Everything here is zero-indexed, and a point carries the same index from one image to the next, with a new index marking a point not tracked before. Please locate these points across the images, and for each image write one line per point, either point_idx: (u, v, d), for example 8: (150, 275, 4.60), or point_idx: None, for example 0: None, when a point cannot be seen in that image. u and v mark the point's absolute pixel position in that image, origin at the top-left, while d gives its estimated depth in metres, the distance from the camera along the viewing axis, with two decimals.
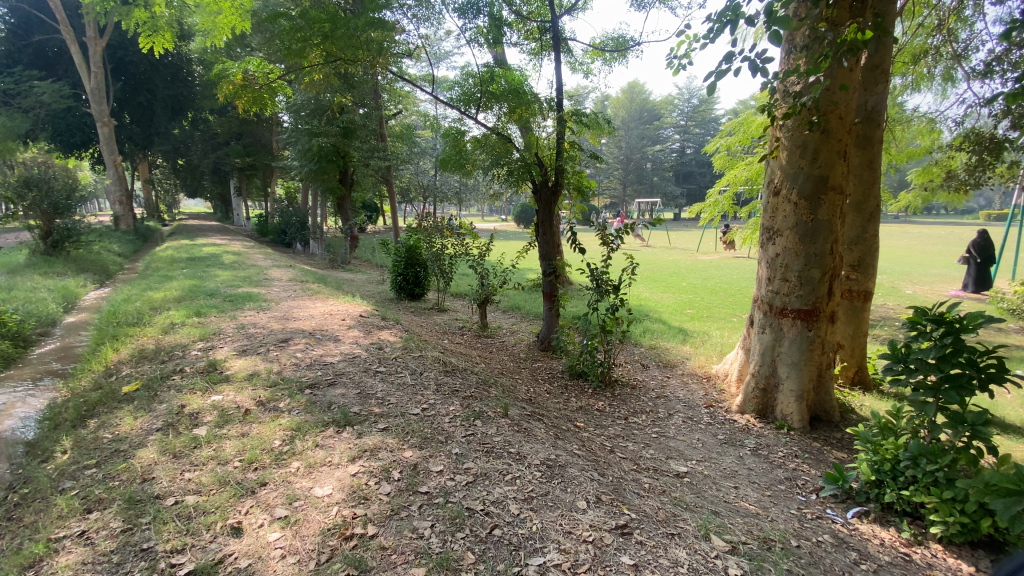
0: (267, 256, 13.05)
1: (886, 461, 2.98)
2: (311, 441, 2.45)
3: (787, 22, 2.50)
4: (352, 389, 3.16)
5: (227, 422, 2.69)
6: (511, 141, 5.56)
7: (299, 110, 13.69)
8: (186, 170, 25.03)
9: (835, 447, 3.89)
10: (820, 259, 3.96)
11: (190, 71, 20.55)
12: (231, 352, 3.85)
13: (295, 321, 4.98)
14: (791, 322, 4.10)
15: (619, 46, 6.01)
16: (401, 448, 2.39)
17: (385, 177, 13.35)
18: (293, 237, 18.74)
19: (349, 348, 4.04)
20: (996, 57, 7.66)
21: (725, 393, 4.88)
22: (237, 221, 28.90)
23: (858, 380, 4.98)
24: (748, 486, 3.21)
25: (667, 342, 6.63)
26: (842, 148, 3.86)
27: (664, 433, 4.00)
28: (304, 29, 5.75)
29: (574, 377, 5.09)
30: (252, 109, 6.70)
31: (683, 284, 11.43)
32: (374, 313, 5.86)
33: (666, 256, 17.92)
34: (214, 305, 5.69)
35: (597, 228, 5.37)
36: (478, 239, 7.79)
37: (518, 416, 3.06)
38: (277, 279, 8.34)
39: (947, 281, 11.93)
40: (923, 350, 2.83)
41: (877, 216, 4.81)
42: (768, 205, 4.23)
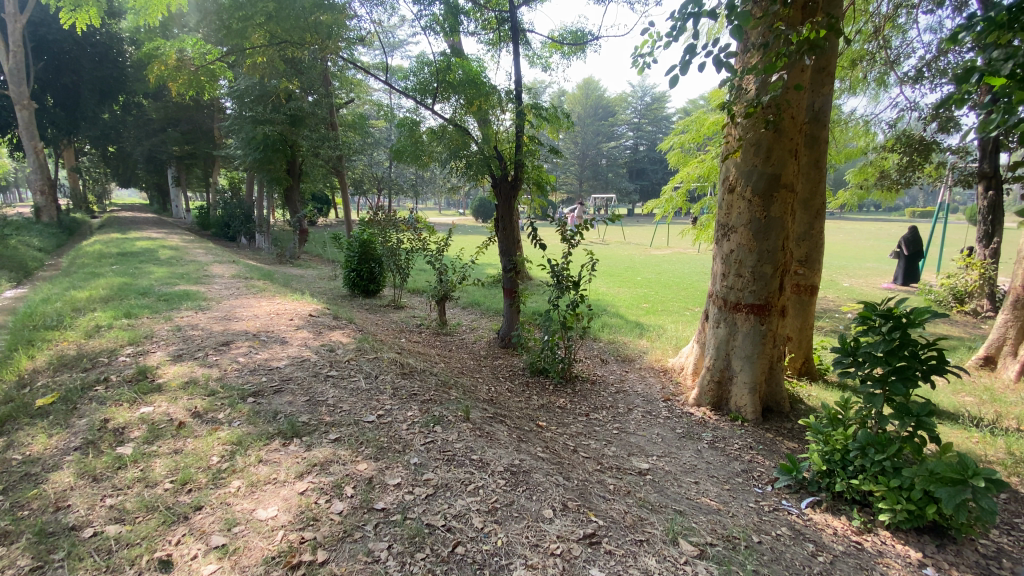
0: (209, 250, 12.30)
1: (837, 451, 3.07)
2: (253, 456, 2.25)
3: (747, 19, 2.53)
4: (301, 396, 2.96)
5: (157, 437, 2.44)
6: (469, 133, 5.41)
7: (242, 96, 12.92)
8: (118, 158, 23.25)
9: (786, 437, 4.01)
10: (772, 255, 4.05)
11: (121, 51, 19.02)
12: (165, 358, 3.52)
13: (238, 322, 4.65)
14: (744, 316, 4.19)
15: (577, 40, 5.96)
16: (355, 460, 2.24)
17: (337, 168, 12.85)
18: (238, 231, 17.76)
19: (297, 351, 3.80)
20: (924, 64, 8.18)
21: (682, 386, 4.95)
22: (176, 213, 27.15)
23: (805, 370, 5.19)
24: (708, 481, 3.24)
25: (625, 337, 6.69)
26: (794, 147, 3.95)
27: (625, 429, 3.99)
28: (246, 8, 5.35)
29: (535, 374, 5.03)
30: (188, 92, 6.21)
31: (639, 278, 11.64)
32: (325, 312, 5.58)
33: (621, 250, 18.23)
34: (147, 305, 5.24)
35: (556, 223, 5.30)
36: (435, 234, 7.59)
37: (480, 419, 2.95)
38: (219, 276, 7.82)
39: (878, 275, 12.73)
40: (871, 344, 2.93)
41: (823, 213, 4.98)
42: (724, 202, 4.30)
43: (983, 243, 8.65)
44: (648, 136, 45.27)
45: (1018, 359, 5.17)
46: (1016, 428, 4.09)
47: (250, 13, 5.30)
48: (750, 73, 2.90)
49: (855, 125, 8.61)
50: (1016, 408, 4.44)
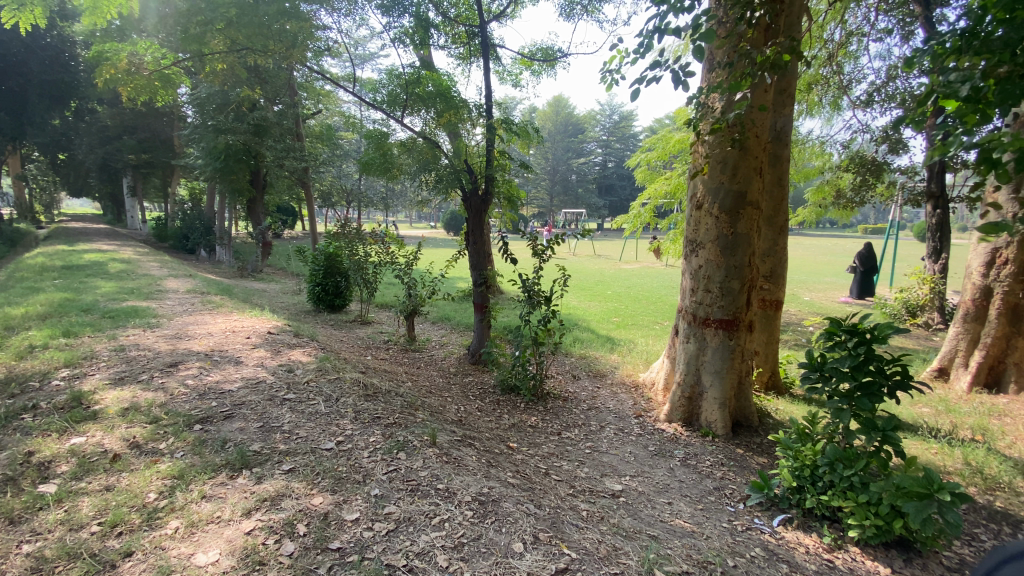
0: (164, 263, 11.74)
1: (806, 466, 3.07)
2: (196, 492, 2.06)
3: (709, 39, 2.55)
4: (254, 421, 2.76)
5: (87, 472, 2.20)
6: (439, 146, 5.34)
7: (204, 105, 12.51)
8: (68, 166, 22.12)
9: (756, 453, 4.01)
10: (739, 271, 4.09)
11: (74, 56, 18.20)
12: (104, 382, 3.23)
13: (190, 341, 4.36)
14: (713, 332, 4.20)
15: (548, 57, 5.99)
16: (310, 493, 2.07)
17: (302, 179, 12.54)
18: (197, 243, 17.04)
19: (252, 372, 3.58)
20: (874, 89, 8.61)
21: (653, 402, 4.93)
22: (131, 224, 25.96)
23: (772, 385, 5.25)
24: (682, 501, 3.17)
25: (596, 351, 6.67)
26: (758, 165, 4.01)
27: (597, 448, 3.91)
28: (205, 12, 5.14)
29: (506, 392, 4.92)
30: (141, 98, 5.91)
31: (609, 292, 11.72)
32: (286, 329, 5.32)
33: (591, 264, 18.41)
34: (89, 323, 4.87)
35: (527, 238, 5.25)
36: (404, 248, 7.43)
37: (447, 443, 2.81)
38: (174, 291, 7.42)
39: (836, 289, 13.19)
40: (838, 360, 2.96)
41: (786, 229, 5.08)
42: (692, 218, 4.34)
43: (932, 259, 9.05)
44: (616, 153, 46.26)
45: (969, 371, 5.39)
46: (971, 438, 4.22)
47: (210, 17, 5.09)
48: (716, 91, 2.93)
49: (812, 146, 8.96)
50: (970, 419, 4.60)
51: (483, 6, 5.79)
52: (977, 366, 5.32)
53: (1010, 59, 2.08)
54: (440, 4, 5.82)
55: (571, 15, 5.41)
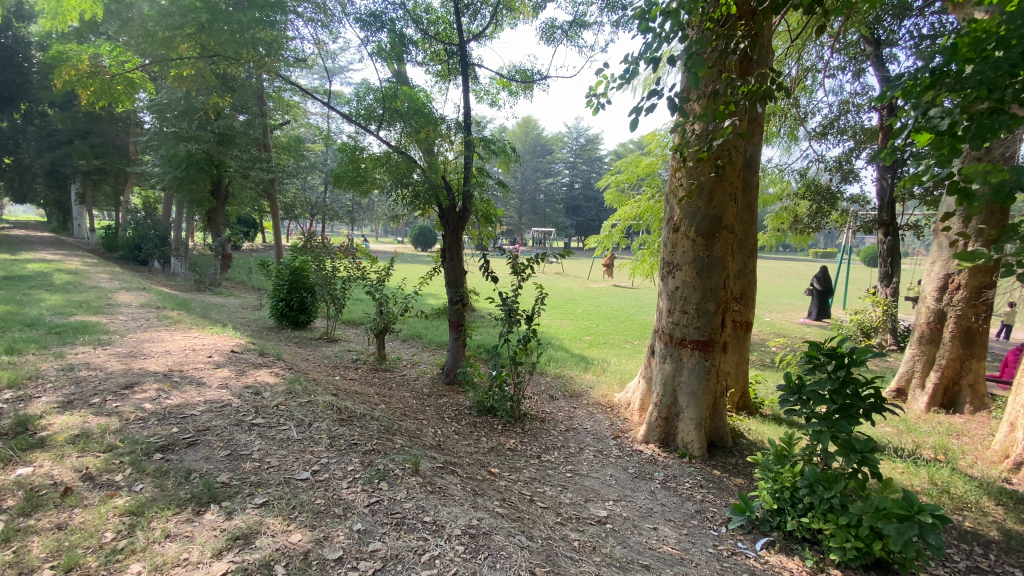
0: (114, 275, 11.08)
1: (786, 488, 3.09)
2: (159, 530, 1.87)
3: (703, 68, 2.60)
4: (221, 449, 2.56)
5: (36, 508, 1.96)
6: (413, 161, 5.23)
7: (164, 111, 12.03)
8: (12, 170, 20.78)
9: (732, 474, 4.04)
10: (714, 293, 4.16)
11: (27, 58, 17.22)
12: (51, 405, 2.94)
13: (147, 360, 4.05)
14: (689, 352, 4.23)
15: (526, 79, 6.05)
16: (286, 530, 1.92)
17: (268, 190, 12.19)
18: (149, 254, 16.18)
19: (216, 394, 3.34)
20: (828, 122, 9.11)
21: (629, 422, 4.90)
22: (76, 232, 24.51)
23: (743, 405, 5.34)
24: (667, 526, 3.13)
25: (570, 371, 6.64)
26: (733, 191, 4.11)
27: (578, 471, 3.84)
28: (176, 16, 5.00)
29: (482, 414, 4.79)
30: (100, 101, 5.61)
31: (579, 311, 11.79)
32: (251, 347, 5.05)
33: (560, 283, 18.52)
34: (33, 340, 4.47)
35: (506, 256, 5.21)
36: (376, 263, 7.24)
37: (430, 471, 2.68)
38: (126, 305, 6.96)
39: (794, 311, 13.71)
40: (817, 383, 3.02)
41: (755, 253, 5.22)
42: (669, 240, 4.40)
43: (884, 283, 9.52)
44: (583, 174, 47.18)
45: (925, 392, 5.66)
46: (933, 458, 4.39)
47: (180, 21, 4.96)
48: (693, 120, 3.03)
49: (770, 175, 9.04)
50: (931, 438, 4.80)
51: (464, 25, 5.82)
52: (933, 387, 5.58)
53: (988, 95, 2.20)
54: (419, 22, 5.82)
55: (550, 39, 5.49)
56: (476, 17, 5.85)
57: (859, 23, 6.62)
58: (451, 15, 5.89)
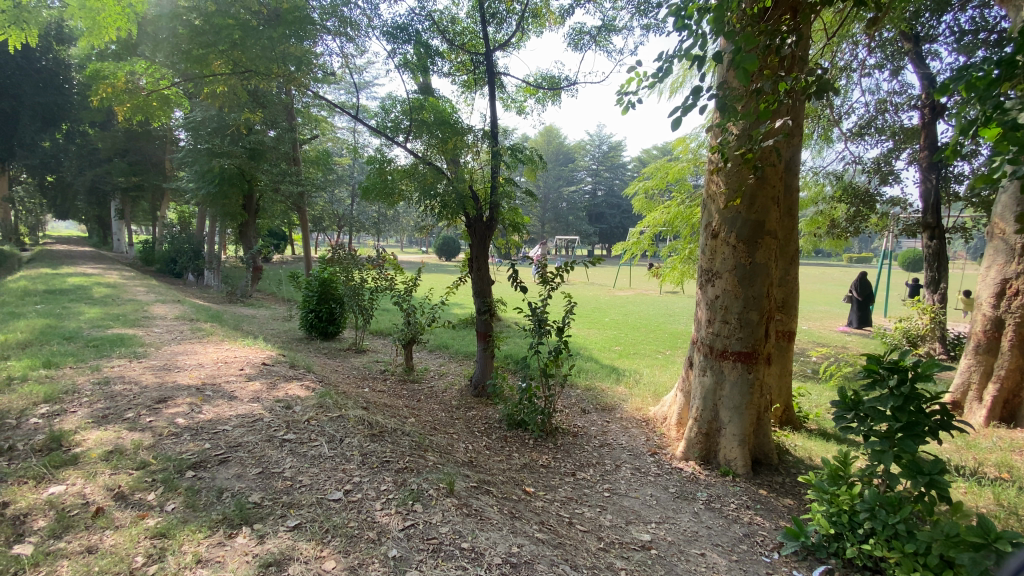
0: (151, 288, 11.40)
1: (844, 512, 2.86)
2: (190, 555, 1.79)
3: (753, 63, 2.43)
4: (252, 467, 2.50)
5: (66, 530, 1.92)
6: (440, 171, 5.19)
7: (198, 128, 12.42)
8: (56, 188, 21.72)
9: (780, 493, 3.80)
10: (757, 302, 3.96)
11: (69, 79, 18.03)
12: (86, 421, 2.94)
13: (180, 373, 4.07)
14: (731, 365, 4.02)
15: (553, 85, 5.96)
16: (320, 556, 1.84)
17: (298, 204, 12.44)
18: (184, 266, 16.66)
19: (248, 408, 3.32)
20: (865, 123, 8.73)
21: (666, 437, 4.69)
22: (116, 246, 25.47)
23: (787, 420, 5.07)
24: (715, 552, 2.94)
25: (602, 382, 6.46)
26: (776, 195, 3.93)
27: (616, 490, 3.67)
28: (208, 34, 5.08)
29: (513, 428, 4.65)
30: (137, 118, 5.77)
31: (606, 320, 11.57)
32: (281, 359, 5.05)
33: (587, 291, 18.32)
34: (71, 353, 4.55)
35: (535, 265, 5.09)
36: (404, 273, 7.21)
37: (465, 491, 2.57)
38: (161, 317, 7.11)
39: (832, 318, 13.17)
40: (878, 399, 2.80)
41: (797, 259, 4.97)
42: (707, 247, 4.22)
43: (930, 289, 8.99)
44: (606, 181, 46.88)
45: (983, 406, 5.26)
46: (999, 477, 4.06)
47: (212, 39, 5.03)
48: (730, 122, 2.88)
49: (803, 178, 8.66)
50: (994, 455, 4.45)
51: (489, 34, 5.80)
52: (992, 400, 5.19)
53: None
54: (445, 32, 5.82)
55: (578, 45, 5.40)
56: (502, 25, 5.82)
57: (897, 18, 6.32)
58: (476, 24, 5.85)
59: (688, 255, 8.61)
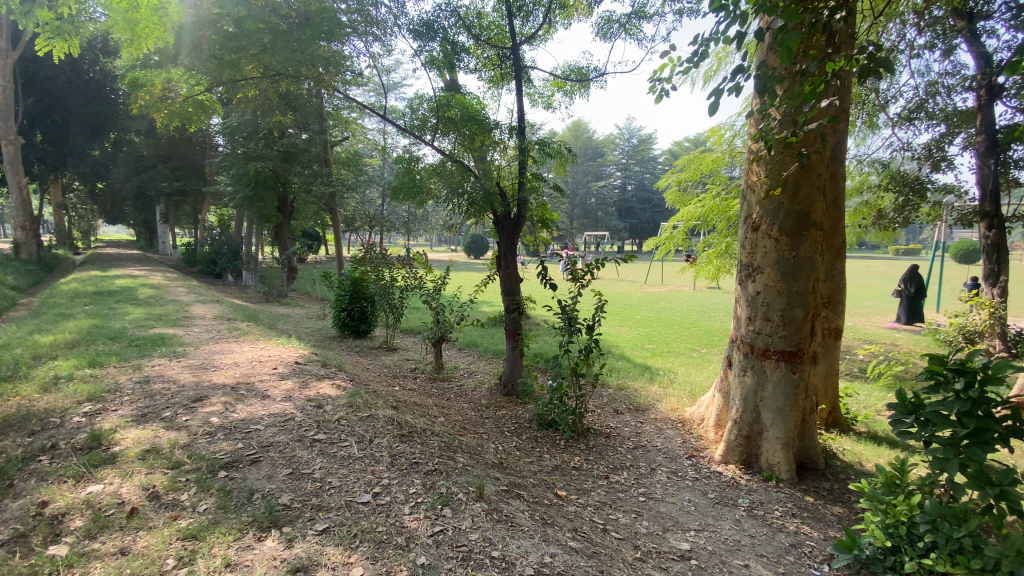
0: (192, 289, 11.82)
1: (901, 523, 2.64)
2: (219, 559, 1.78)
3: (800, 40, 2.24)
4: (282, 467, 2.50)
5: (102, 530, 1.94)
6: (468, 169, 5.14)
7: (234, 132, 12.78)
8: (107, 195, 22.84)
9: (828, 501, 3.59)
10: (802, 298, 3.74)
11: (115, 89, 18.86)
12: (126, 420, 3.02)
13: (216, 372, 4.15)
14: (774, 364, 3.82)
15: (582, 77, 5.80)
16: (347, 563, 1.80)
17: (329, 204, 12.65)
18: (224, 267, 17.25)
19: (280, 407, 3.34)
20: (914, 107, 8.20)
21: (704, 439, 4.51)
22: (162, 249, 26.63)
23: (833, 422, 4.81)
24: (759, 563, 2.77)
25: (634, 382, 6.28)
26: (822, 184, 3.70)
27: (652, 495, 3.53)
28: (239, 39, 5.15)
29: (543, 428, 4.57)
30: (175, 124, 5.96)
31: (638, 317, 11.32)
32: (314, 358, 5.11)
33: (618, 287, 18.05)
34: (115, 352, 4.72)
35: (565, 262, 4.96)
36: (432, 272, 7.21)
37: (495, 496, 2.49)
38: (201, 317, 7.34)
39: (880, 314, 12.50)
40: (941, 403, 2.57)
41: (843, 252, 4.70)
42: (747, 241, 4.01)
43: (989, 283, 8.34)
44: (636, 175, 46.19)
45: None
46: None
47: (243, 43, 5.10)
48: (771, 106, 2.69)
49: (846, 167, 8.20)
50: None
51: (516, 27, 5.69)
52: None
53: None
54: (471, 28, 5.74)
55: (607, 34, 5.23)
56: (529, 18, 5.70)
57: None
58: (503, 18, 5.75)
59: (724, 250, 8.31)
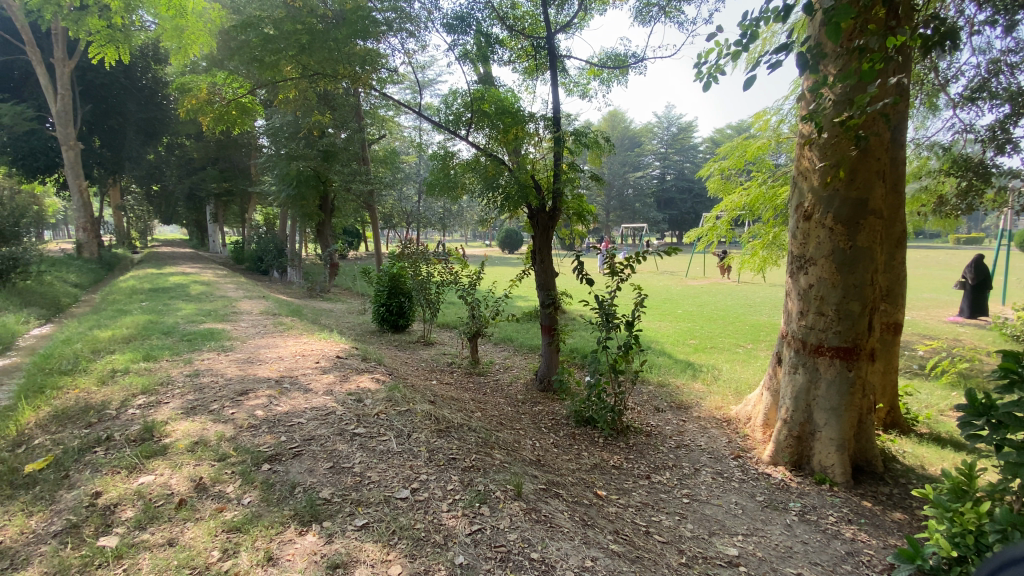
0: (240, 285, 12.31)
1: (969, 531, 2.32)
2: (262, 552, 1.81)
3: (851, 15, 2.01)
4: (323, 461, 2.53)
5: (151, 521, 2.01)
6: (502, 163, 5.07)
7: (277, 133, 13.18)
8: (161, 197, 24.07)
9: (887, 507, 3.36)
10: (860, 290, 3.50)
11: (166, 95, 19.82)
12: (177, 412, 3.14)
13: (261, 366, 4.28)
14: (828, 362, 3.60)
15: (620, 64, 5.62)
16: (386, 560, 1.79)
17: (368, 201, 12.88)
18: (269, 264, 17.91)
19: (321, 401, 3.40)
20: None
21: (751, 439, 4.32)
22: (212, 248, 27.88)
23: (892, 423, 4.51)
24: (814, 572, 2.61)
25: (676, 379, 6.10)
26: (882, 168, 3.45)
27: (695, 496, 3.40)
28: (278, 40, 5.24)
29: (581, 425, 4.49)
30: (220, 128, 6.14)
31: (679, 311, 11.01)
32: (353, 352, 5.20)
33: (657, 280, 17.68)
34: (168, 347, 4.94)
35: (603, 256, 4.82)
36: (468, 267, 7.21)
37: (534, 495, 2.44)
38: (248, 313, 7.60)
39: (943, 308, 11.68)
40: (1014, 401, 2.22)
41: (904, 241, 4.38)
42: (799, 231, 3.79)
43: None
44: (675, 165, 45.02)
45: None
46: None
47: (282, 45, 5.19)
48: (822, 86, 2.45)
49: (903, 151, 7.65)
50: None
51: (551, 16, 5.56)
52: None
53: None
54: (505, 18, 5.65)
55: (646, 19, 5.05)
56: (564, 6, 5.56)
57: None
58: (537, 8, 5.65)
59: (770, 241, 7.94)
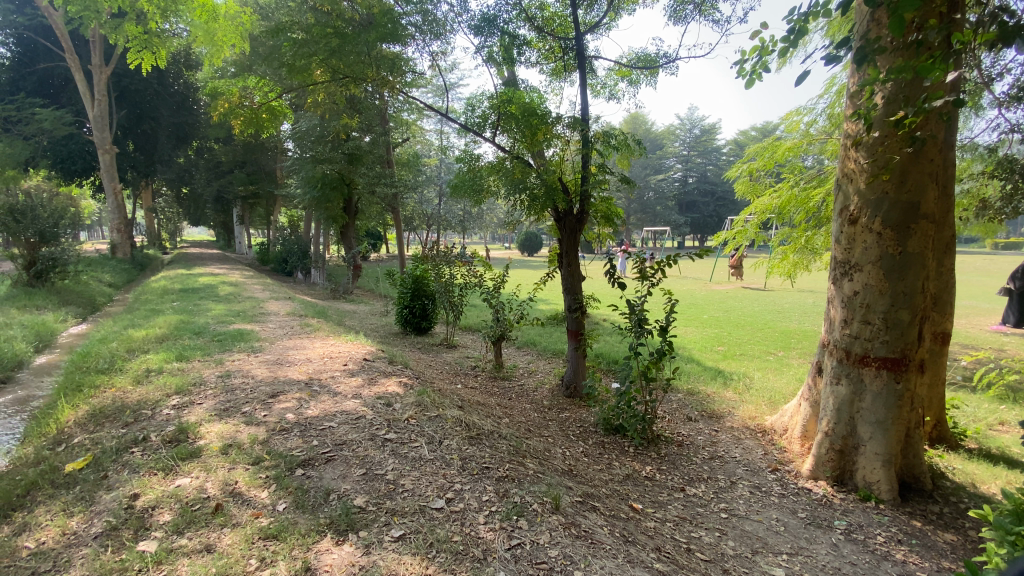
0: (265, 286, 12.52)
1: None
2: (299, 562, 1.78)
3: (916, 8, 1.91)
4: (356, 467, 2.49)
5: (189, 525, 2.00)
6: (527, 165, 4.97)
7: (303, 137, 13.34)
8: (191, 199, 24.68)
9: (939, 527, 3.18)
10: (910, 298, 3.33)
11: (196, 100, 20.32)
12: (211, 413, 3.15)
13: (291, 368, 4.30)
14: (874, 372, 3.43)
15: (650, 64, 5.50)
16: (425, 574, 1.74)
17: (392, 204, 12.97)
18: (294, 266, 18.22)
19: (352, 405, 3.37)
20: None
21: (788, 452, 4.16)
22: (239, 249, 28.50)
23: (938, 437, 4.29)
24: None
25: (706, 387, 5.93)
26: (934, 170, 3.29)
27: (734, 511, 3.27)
28: (308, 44, 5.26)
29: (610, 433, 4.38)
30: (250, 131, 6.20)
31: (705, 317, 10.78)
32: (379, 354, 5.18)
33: (681, 285, 17.35)
34: (199, 347, 4.99)
35: (634, 260, 4.70)
36: (492, 270, 7.16)
37: (572, 508, 2.36)
38: (275, 313, 7.68)
39: (984, 316, 11.18)
40: None
41: (953, 246, 4.17)
42: (843, 235, 3.63)
43: None
44: (698, 167, 44.31)
45: None
46: None
47: (313, 49, 5.21)
48: (876, 82, 2.30)
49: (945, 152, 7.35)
50: None
51: (579, 16, 5.50)
52: None
53: None
54: (533, 18, 5.59)
55: (679, 17, 4.94)
56: (593, 7, 5.50)
57: None
58: (566, 8, 5.57)
59: (803, 245, 7.65)
